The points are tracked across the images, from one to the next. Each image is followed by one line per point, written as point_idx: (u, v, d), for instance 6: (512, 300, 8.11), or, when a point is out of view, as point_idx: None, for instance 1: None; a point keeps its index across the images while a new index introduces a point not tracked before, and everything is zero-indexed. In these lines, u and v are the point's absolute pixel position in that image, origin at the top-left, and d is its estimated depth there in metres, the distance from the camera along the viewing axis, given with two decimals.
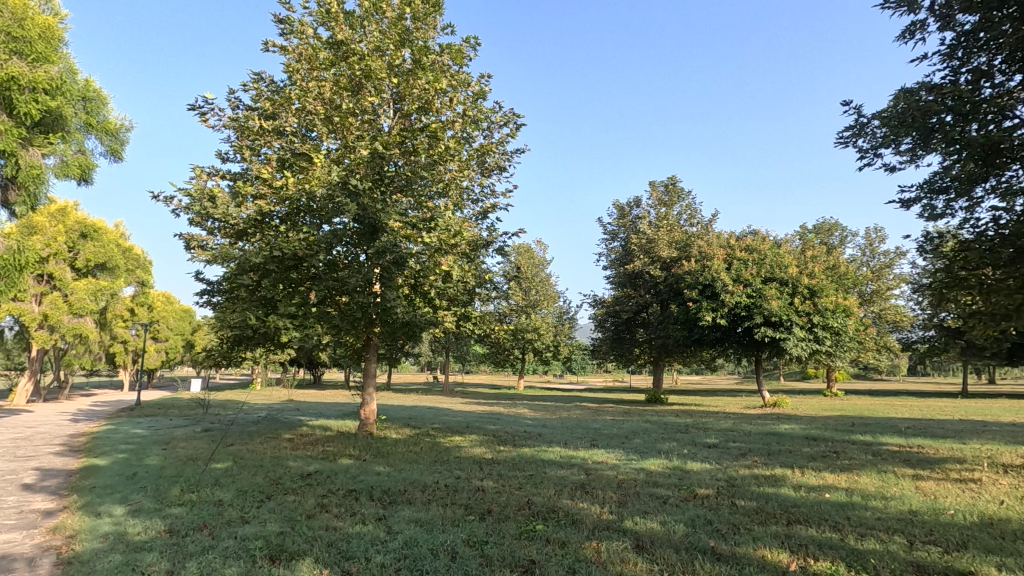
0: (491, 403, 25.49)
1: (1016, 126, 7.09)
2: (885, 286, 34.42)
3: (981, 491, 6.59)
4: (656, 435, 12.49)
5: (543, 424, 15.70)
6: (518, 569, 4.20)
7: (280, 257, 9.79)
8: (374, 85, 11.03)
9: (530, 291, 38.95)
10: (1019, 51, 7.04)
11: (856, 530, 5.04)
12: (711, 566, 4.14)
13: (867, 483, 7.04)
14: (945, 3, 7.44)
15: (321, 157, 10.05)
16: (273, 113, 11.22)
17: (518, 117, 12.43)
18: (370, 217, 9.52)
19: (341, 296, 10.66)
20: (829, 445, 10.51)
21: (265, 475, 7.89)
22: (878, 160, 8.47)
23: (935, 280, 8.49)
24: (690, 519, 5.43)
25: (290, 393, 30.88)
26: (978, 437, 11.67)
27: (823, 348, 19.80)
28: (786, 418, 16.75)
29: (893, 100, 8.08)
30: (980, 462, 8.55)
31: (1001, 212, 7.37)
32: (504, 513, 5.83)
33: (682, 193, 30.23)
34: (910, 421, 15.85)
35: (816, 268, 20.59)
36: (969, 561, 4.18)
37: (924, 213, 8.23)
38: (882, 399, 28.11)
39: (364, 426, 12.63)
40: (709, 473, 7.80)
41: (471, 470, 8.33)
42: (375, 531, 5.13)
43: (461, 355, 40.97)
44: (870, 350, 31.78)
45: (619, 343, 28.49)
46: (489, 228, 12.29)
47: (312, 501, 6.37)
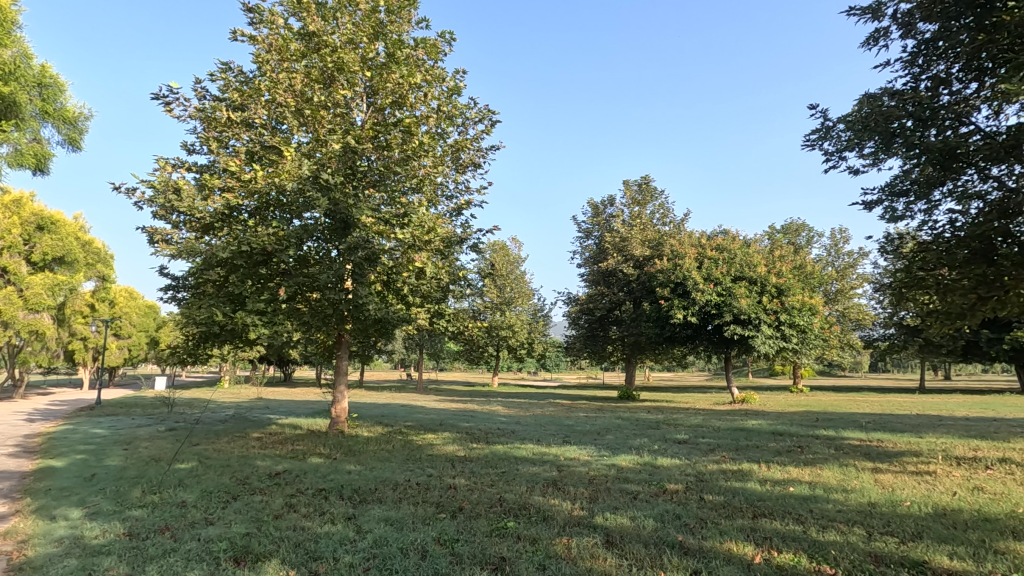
0: (464, 400, 25.41)
1: (971, 133, 7.37)
2: (848, 286, 35.58)
3: (936, 483, 6.86)
4: (627, 432, 12.65)
5: (517, 421, 15.71)
6: (489, 567, 4.18)
7: (248, 251, 9.62)
8: (347, 78, 10.85)
9: (504, 288, 38.97)
10: (975, 60, 7.30)
11: (818, 522, 5.19)
12: (679, 560, 4.20)
13: (830, 477, 7.25)
14: (907, 11, 7.69)
15: (292, 149, 9.76)
16: (241, 104, 10.95)
17: (493, 114, 12.40)
18: (342, 212, 9.50)
19: (311, 292, 10.50)
20: (795, 440, 10.79)
21: (232, 476, 7.71)
22: (843, 163, 8.73)
23: (895, 280, 8.82)
24: (659, 514, 5.50)
25: (260, 390, 30.32)
26: (934, 431, 12.14)
27: (790, 345, 20.30)
28: (754, 414, 17.16)
29: (857, 105, 8.35)
30: (935, 456, 8.89)
31: (957, 215, 7.66)
32: (476, 511, 5.80)
33: (655, 192, 30.60)
34: (871, 415, 16.40)
35: (784, 268, 20.98)
36: (924, 551, 4.34)
37: (885, 215, 8.51)
38: (845, 394, 29.05)
39: (335, 425, 12.45)
40: (678, 468, 7.92)
41: (444, 468, 8.28)
42: (344, 531, 5.06)
43: (435, 352, 40.73)
44: (835, 347, 32.70)
45: (593, 340, 28.72)
46: (463, 224, 12.25)
47: (279, 501, 6.24)
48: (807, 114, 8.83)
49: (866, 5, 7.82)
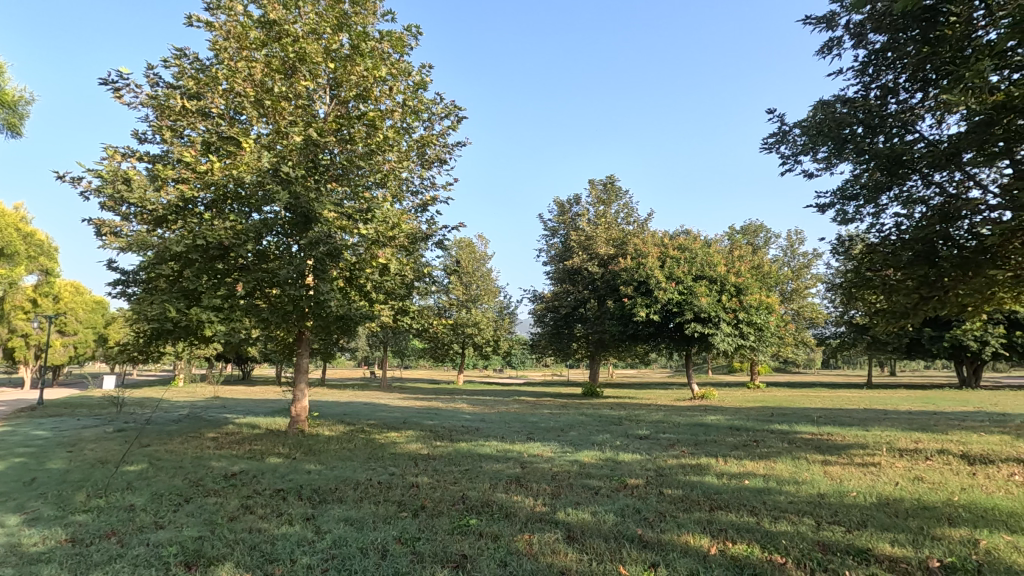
0: (429, 398, 25.22)
1: (917, 140, 7.73)
2: (803, 285, 36.95)
3: (880, 474, 7.21)
4: (591, 428, 12.78)
5: (481, 418, 15.69)
6: (449, 565, 4.17)
7: (204, 245, 9.31)
8: (309, 69, 10.58)
9: (470, 285, 38.89)
10: (922, 71, 7.63)
11: (770, 513, 5.38)
12: (638, 554, 4.28)
13: (782, 469, 7.52)
14: (859, 22, 8.00)
15: (251, 141, 9.54)
16: (197, 93, 10.56)
17: (460, 110, 12.31)
18: (303, 206, 9.27)
19: (271, 288, 10.31)
20: (750, 435, 11.14)
21: (184, 477, 7.44)
22: (798, 166, 9.05)
23: (846, 280, 9.20)
24: (620, 509, 5.59)
25: (216, 389, 29.38)
26: (880, 424, 12.76)
27: (747, 343, 20.90)
28: (713, 410, 17.64)
29: (812, 111, 8.66)
30: (880, 448, 9.34)
31: (902, 218, 8.03)
32: (438, 509, 5.77)
33: (620, 192, 30.99)
34: (822, 410, 17.09)
35: (742, 268, 21.59)
36: (868, 539, 4.55)
37: (837, 217, 8.87)
38: (798, 390, 30.25)
39: (295, 424, 12.18)
40: (639, 464, 8.06)
41: (407, 466, 8.20)
42: (302, 532, 4.95)
43: (400, 349, 40.30)
44: (790, 344, 33.90)
45: (559, 338, 28.95)
46: (428, 221, 12.15)
47: (235, 503, 6.06)
48: (765, 118, 9.15)
49: (821, 15, 8.12)
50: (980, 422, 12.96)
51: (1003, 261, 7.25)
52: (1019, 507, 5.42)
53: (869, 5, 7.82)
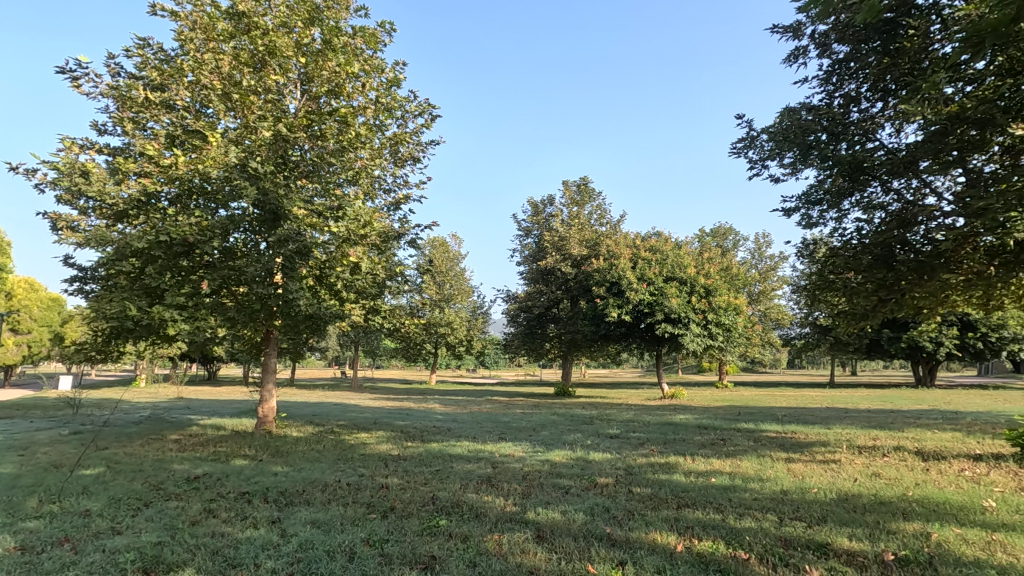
0: (401, 398, 25.02)
1: (877, 148, 8.00)
2: (770, 287, 37.98)
3: (840, 471, 7.45)
4: (562, 428, 12.84)
5: (453, 418, 15.62)
6: (418, 566, 4.14)
7: (168, 242, 9.03)
8: (279, 63, 10.38)
9: (443, 285, 38.75)
10: (883, 81, 7.89)
11: (735, 510, 5.49)
12: (606, 552, 4.32)
13: (748, 467, 7.70)
14: (823, 32, 8.24)
15: (217, 135, 9.30)
16: (161, 84, 10.24)
17: (434, 108, 12.26)
18: (272, 202, 9.11)
19: (238, 286, 10.09)
20: (717, 433, 11.35)
21: (144, 481, 7.21)
22: (765, 171, 9.29)
23: (810, 282, 9.47)
24: (589, 507, 5.65)
25: (180, 390, 28.54)
26: (841, 422, 13.17)
27: (715, 343, 21.32)
28: (682, 409, 17.95)
29: (779, 117, 8.91)
30: (840, 445, 9.65)
31: (863, 223, 8.31)
32: (408, 510, 5.72)
33: (593, 193, 31.25)
34: (786, 409, 17.59)
35: (711, 269, 22.03)
36: (827, 534, 4.69)
37: (802, 221, 9.12)
38: (764, 390, 30.29)
39: (262, 425, 11.94)
40: (609, 462, 8.15)
41: (376, 467, 8.11)
42: (267, 535, 4.85)
43: (372, 349, 39.82)
44: (757, 345, 34.74)
45: (532, 338, 29.06)
46: (401, 220, 12.05)
47: (197, 507, 5.89)
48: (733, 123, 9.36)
49: (788, 24, 8.34)
50: (934, 420, 13.50)
51: (956, 266, 7.55)
52: (968, 501, 5.67)
53: (833, 16, 8.07)
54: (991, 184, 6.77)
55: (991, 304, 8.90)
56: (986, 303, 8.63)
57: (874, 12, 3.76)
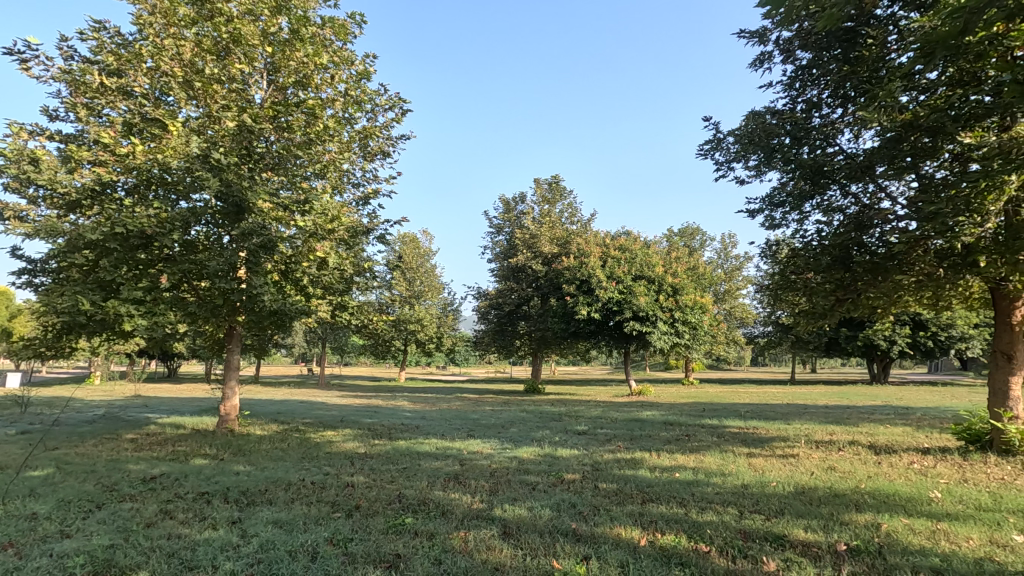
0: (369, 396, 24.66)
1: (837, 153, 8.27)
2: (735, 287, 39.06)
3: (797, 464, 7.70)
4: (531, 425, 12.87)
5: (421, 416, 15.48)
6: (382, 565, 4.09)
7: (124, 234, 8.68)
8: (244, 52, 10.09)
9: (413, 281, 38.49)
10: (843, 88, 8.14)
11: (697, 504, 5.62)
12: (571, 547, 4.36)
13: (711, 462, 7.88)
14: (788, 39, 8.47)
15: (178, 124, 9.03)
16: (118, 70, 9.83)
17: (404, 103, 12.12)
18: (235, 195, 8.89)
19: (199, 281, 9.81)
20: (682, 429, 11.56)
21: (97, 482, 6.93)
22: (731, 173, 9.50)
23: (773, 281, 9.72)
24: (556, 503, 5.69)
25: (137, 388, 27.45)
26: (800, 418, 13.60)
27: (682, 341, 21.72)
28: (650, 406, 18.25)
29: (744, 120, 9.13)
30: (799, 440, 9.96)
31: (823, 225, 8.58)
32: (373, 509, 5.65)
33: (564, 192, 31.38)
34: (749, 405, 18.08)
35: (678, 269, 22.41)
36: (784, 526, 4.83)
37: (766, 222, 9.36)
38: (729, 390, 27.54)
39: (224, 423, 11.63)
40: (577, 459, 8.24)
41: (342, 466, 8.00)
42: (226, 536, 4.72)
43: (339, 345, 39.16)
44: (722, 343, 35.53)
45: (502, 335, 29.08)
46: (370, 214, 11.89)
47: (153, 508, 5.70)
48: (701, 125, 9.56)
49: (754, 29, 8.54)
50: (886, 416, 14.04)
51: (908, 267, 7.84)
52: (916, 492, 5.93)
53: (797, 23, 8.30)
54: (942, 190, 7.05)
55: (940, 303, 9.29)
56: (935, 302, 9.00)
57: (835, 19, 3.84)
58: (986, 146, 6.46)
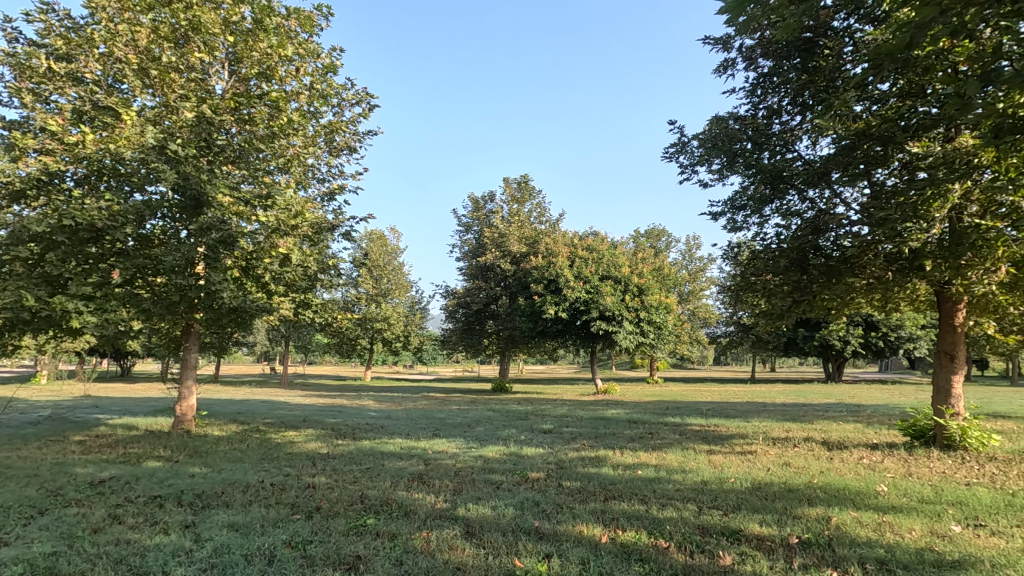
0: (334, 396, 24.17)
1: (795, 158, 8.53)
2: (699, 287, 40.22)
3: (755, 461, 7.93)
4: (497, 424, 12.87)
5: (386, 416, 15.26)
6: (342, 567, 4.03)
7: (73, 226, 8.27)
8: (203, 40, 9.74)
9: (380, 279, 38.04)
10: (802, 95, 8.40)
11: (658, 501, 5.72)
12: (533, 546, 4.38)
13: (672, 459, 8.04)
14: (750, 47, 8.68)
15: (133, 113, 8.68)
16: (67, 55, 9.38)
17: (372, 98, 11.95)
18: (193, 188, 8.62)
19: (154, 276, 9.46)
20: (646, 427, 11.75)
21: (39, 486, 6.60)
22: (695, 176, 9.70)
23: (734, 283, 9.95)
24: (519, 502, 5.70)
25: (86, 388, 26.22)
26: (758, 416, 14.01)
27: (647, 340, 22.06)
28: (616, 404, 18.47)
29: (708, 125, 9.33)
30: (757, 437, 10.25)
31: (782, 228, 8.84)
32: (334, 510, 5.57)
33: (533, 191, 31.48)
34: (710, 403, 18.51)
35: (644, 269, 22.77)
36: (741, 521, 4.97)
37: (728, 225, 9.60)
38: (692, 390, 26.77)
39: (180, 424, 11.23)
40: (541, 457, 8.28)
41: (303, 466, 7.83)
42: (178, 541, 4.57)
43: (303, 343, 38.31)
44: (686, 342, 36.29)
45: (469, 334, 28.96)
46: (335, 211, 11.69)
47: (100, 513, 5.47)
48: (666, 129, 9.73)
49: (718, 36, 8.73)
50: (839, 413, 14.59)
51: (860, 271, 8.18)
52: (865, 486, 6.18)
53: (759, 32, 8.51)
54: (892, 197, 7.36)
55: (889, 304, 9.71)
56: (885, 304, 9.40)
57: (792, 28, 3.94)
58: (932, 156, 6.80)
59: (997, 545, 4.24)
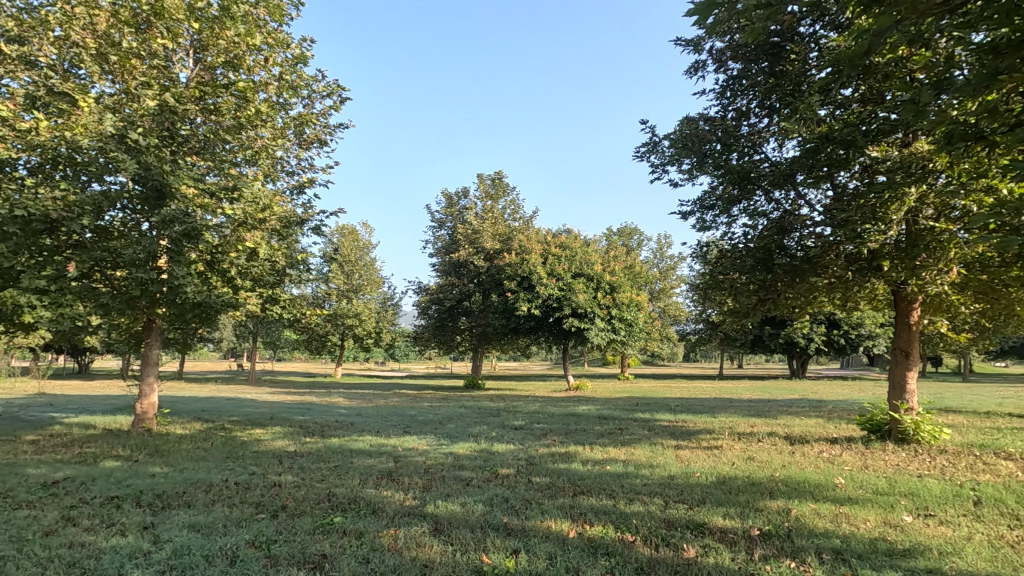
0: (302, 393, 23.76)
1: (762, 160, 8.73)
2: (669, 286, 41.09)
3: (720, 455, 8.11)
4: (468, 420, 12.85)
5: (356, 413, 15.06)
6: (307, 566, 3.97)
7: (25, 217, 7.90)
8: (166, 26, 9.44)
9: (352, 274, 37.48)
10: (769, 98, 8.58)
11: (626, 495, 5.80)
12: (502, 542, 4.39)
13: (641, 455, 8.15)
14: (720, 49, 8.83)
15: (90, 100, 8.33)
16: (19, 37, 8.91)
17: (343, 90, 11.74)
18: (155, 178, 8.32)
19: (114, 269, 9.11)
20: (616, 423, 11.90)
21: None
22: (665, 176, 9.83)
23: (703, 281, 10.12)
24: (489, 498, 5.71)
25: (40, 386, 25.11)
26: (725, 411, 14.33)
27: (618, 337, 22.30)
28: (587, 400, 18.65)
29: (679, 126, 9.46)
30: (724, 432, 10.47)
31: (749, 228, 9.03)
32: (300, 508, 5.47)
33: (507, 188, 31.45)
34: (679, 399, 18.84)
35: (616, 267, 22.99)
36: (705, 514, 5.08)
37: (697, 224, 9.77)
38: (650, 391, 24.08)
39: (140, 422, 10.87)
40: (511, 453, 8.30)
41: (269, 465, 7.68)
42: (136, 543, 4.44)
43: (272, 341, 37.46)
44: (656, 339, 36.82)
45: (442, 330, 28.80)
46: (304, 205, 11.48)
47: (53, 515, 5.26)
48: (638, 128, 9.83)
49: (689, 38, 8.86)
50: (803, 408, 15.04)
51: (822, 270, 8.42)
52: (824, 479, 6.39)
53: (728, 35, 8.67)
54: (853, 199, 7.59)
55: (849, 303, 10.02)
56: (845, 302, 9.71)
57: (760, 31, 4.00)
58: (891, 160, 7.05)
59: (945, 534, 4.43)
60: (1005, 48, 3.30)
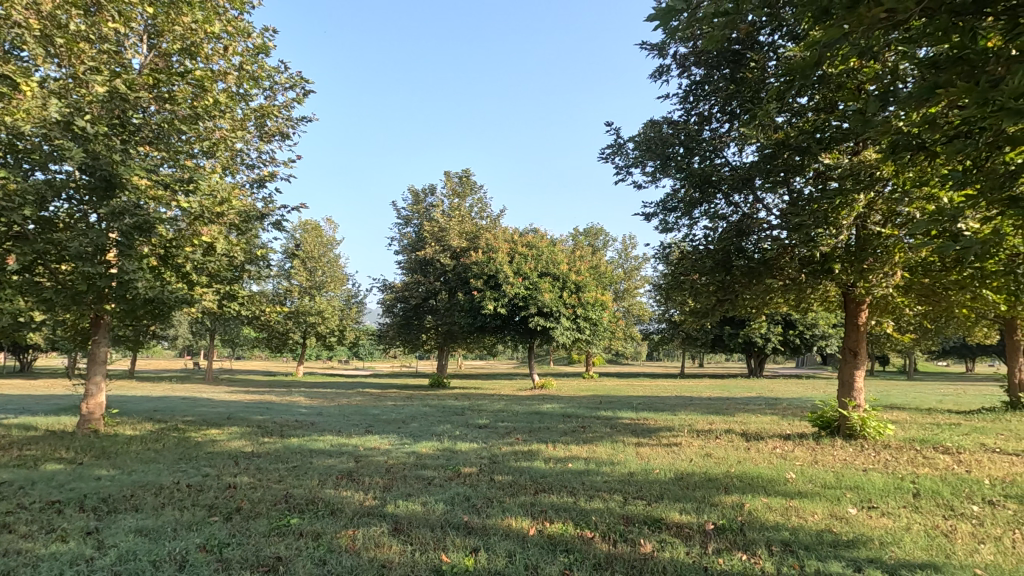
0: (261, 392, 23.16)
1: (723, 164, 8.95)
2: (633, 286, 41.75)
3: (679, 452, 8.30)
4: (432, 419, 12.77)
5: (317, 412, 14.76)
6: (260, 569, 3.88)
7: None
8: (117, 9, 9.01)
9: (315, 271, 36.72)
10: (730, 104, 8.81)
11: (586, 492, 5.87)
12: (461, 540, 4.39)
13: (603, 452, 8.27)
14: (684, 55, 9.01)
15: (33, 84, 7.84)
16: None
17: (307, 83, 11.49)
18: (103, 168, 7.95)
19: (59, 263, 8.67)
20: (579, 422, 12.03)
21: None
22: (630, 177, 9.96)
23: (665, 281, 10.31)
24: (450, 498, 5.68)
25: None
26: (685, 409, 14.69)
27: (583, 336, 22.53)
28: (552, 399, 18.80)
29: (643, 129, 9.61)
30: (684, 430, 10.72)
31: (709, 230, 9.25)
32: (256, 510, 5.34)
33: (475, 186, 31.33)
34: (642, 398, 19.18)
35: (582, 267, 23.20)
36: (662, 510, 5.17)
37: (660, 226, 9.95)
38: (612, 390, 23.23)
39: (86, 423, 10.40)
40: (474, 452, 8.28)
41: (224, 466, 7.45)
42: (78, 549, 4.24)
43: (231, 339, 36.36)
44: (620, 338, 37.37)
45: (407, 328, 28.53)
46: (265, 199, 11.20)
47: None
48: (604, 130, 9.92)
49: (654, 43, 9.01)
50: (758, 406, 15.51)
51: (778, 272, 8.69)
52: (776, 474, 6.62)
53: (691, 41, 8.85)
54: (806, 204, 7.86)
55: (803, 304, 10.38)
56: (799, 304, 10.07)
57: (719, 37, 4.09)
58: (841, 167, 7.33)
59: (885, 525, 4.65)
60: (944, 64, 3.47)
